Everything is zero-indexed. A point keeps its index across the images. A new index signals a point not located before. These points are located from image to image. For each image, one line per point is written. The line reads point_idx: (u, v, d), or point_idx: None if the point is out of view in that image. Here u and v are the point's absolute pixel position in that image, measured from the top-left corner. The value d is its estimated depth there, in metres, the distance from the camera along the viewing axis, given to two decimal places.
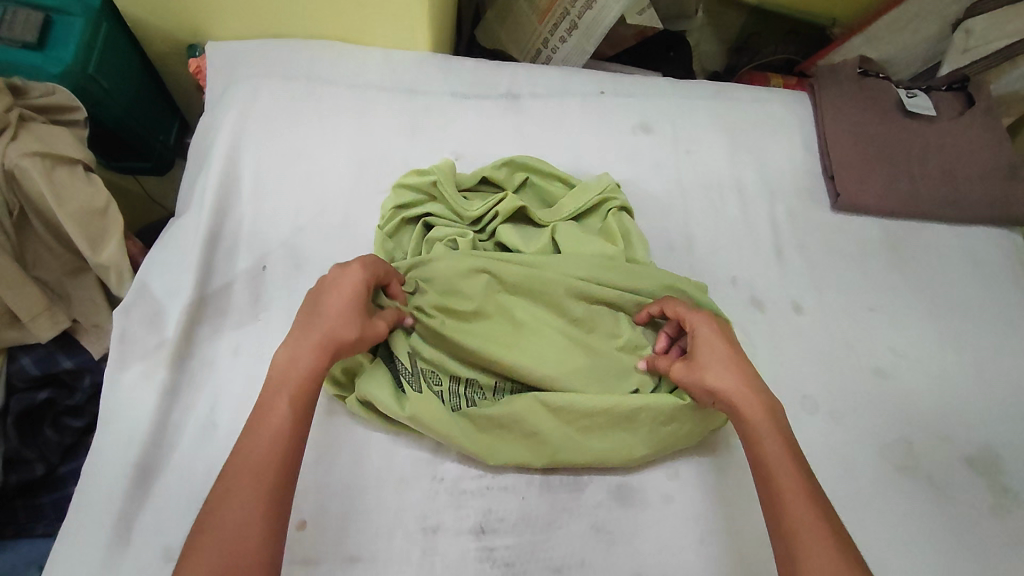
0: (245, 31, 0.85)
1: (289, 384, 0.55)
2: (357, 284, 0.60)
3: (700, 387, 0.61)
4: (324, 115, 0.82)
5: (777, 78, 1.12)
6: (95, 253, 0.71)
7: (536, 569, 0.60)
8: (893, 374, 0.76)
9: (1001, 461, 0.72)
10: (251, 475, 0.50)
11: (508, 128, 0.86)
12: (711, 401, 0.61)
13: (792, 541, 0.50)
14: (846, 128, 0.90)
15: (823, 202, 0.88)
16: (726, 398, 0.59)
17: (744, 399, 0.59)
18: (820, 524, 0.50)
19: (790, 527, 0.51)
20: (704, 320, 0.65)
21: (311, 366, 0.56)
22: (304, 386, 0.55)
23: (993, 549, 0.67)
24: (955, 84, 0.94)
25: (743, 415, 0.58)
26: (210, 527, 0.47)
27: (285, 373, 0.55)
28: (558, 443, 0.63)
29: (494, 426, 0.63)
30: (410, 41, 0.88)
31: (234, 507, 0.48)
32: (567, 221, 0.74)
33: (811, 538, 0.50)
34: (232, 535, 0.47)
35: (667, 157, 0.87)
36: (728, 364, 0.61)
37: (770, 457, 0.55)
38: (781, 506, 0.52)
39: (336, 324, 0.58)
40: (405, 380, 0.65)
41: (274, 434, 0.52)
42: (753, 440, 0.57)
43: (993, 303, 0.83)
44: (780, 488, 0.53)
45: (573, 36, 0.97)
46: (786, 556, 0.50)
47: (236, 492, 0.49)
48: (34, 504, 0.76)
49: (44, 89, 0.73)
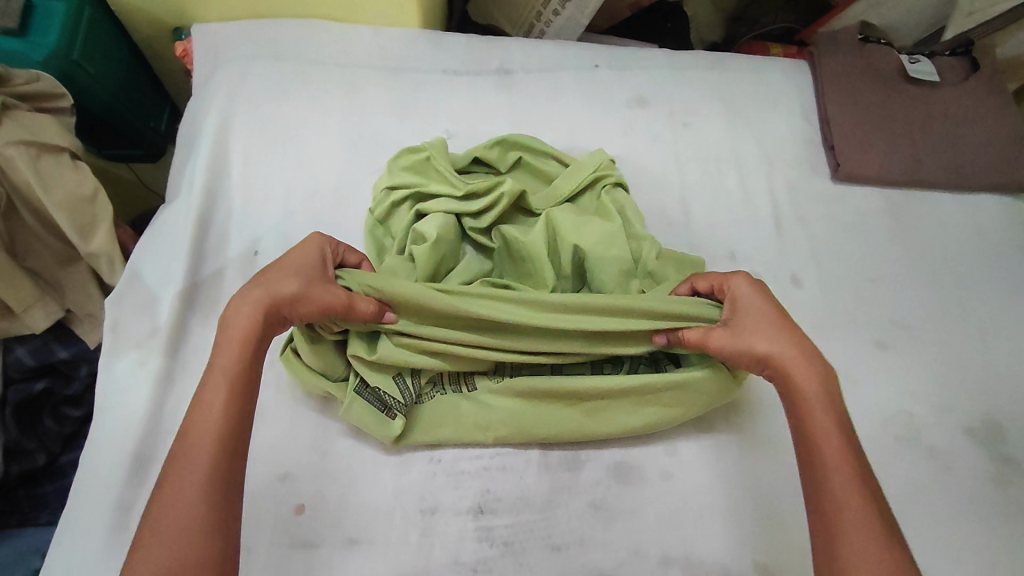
0: (231, 11, 0.83)
1: (223, 359, 0.53)
2: (314, 253, 0.60)
3: (750, 350, 0.58)
4: (312, 95, 0.81)
5: (777, 47, 1.10)
6: (85, 243, 0.71)
7: (535, 548, 0.60)
8: (894, 347, 0.75)
9: (1004, 431, 0.72)
10: (196, 456, 0.48)
11: (501, 103, 0.84)
12: (758, 364, 0.58)
13: (838, 531, 0.49)
14: (845, 96, 0.88)
15: (824, 173, 0.86)
16: (777, 360, 0.57)
17: (801, 370, 0.56)
18: (861, 502, 0.49)
19: (835, 516, 0.49)
20: (744, 281, 0.62)
21: (250, 334, 0.54)
22: (239, 361, 0.53)
23: (995, 518, 0.67)
24: (958, 49, 0.92)
25: (794, 381, 0.56)
26: (157, 519, 0.46)
27: (223, 348, 0.53)
28: (559, 425, 0.63)
29: (499, 419, 0.63)
30: (399, 17, 0.86)
31: (176, 492, 0.47)
32: (563, 207, 0.70)
33: (850, 516, 0.49)
34: (177, 520, 0.45)
35: (663, 131, 0.86)
36: (785, 333, 0.58)
37: (829, 442, 0.52)
38: (823, 482, 0.51)
39: (281, 280, 0.56)
40: (391, 404, 0.62)
41: (211, 415, 0.50)
42: (808, 420, 0.54)
43: (996, 271, 0.82)
44: (832, 473, 0.51)
45: (567, 9, 0.95)
46: (824, 530, 0.49)
47: (179, 480, 0.47)
48: (36, 493, 0.77)
49: (27, 76, 0.71)
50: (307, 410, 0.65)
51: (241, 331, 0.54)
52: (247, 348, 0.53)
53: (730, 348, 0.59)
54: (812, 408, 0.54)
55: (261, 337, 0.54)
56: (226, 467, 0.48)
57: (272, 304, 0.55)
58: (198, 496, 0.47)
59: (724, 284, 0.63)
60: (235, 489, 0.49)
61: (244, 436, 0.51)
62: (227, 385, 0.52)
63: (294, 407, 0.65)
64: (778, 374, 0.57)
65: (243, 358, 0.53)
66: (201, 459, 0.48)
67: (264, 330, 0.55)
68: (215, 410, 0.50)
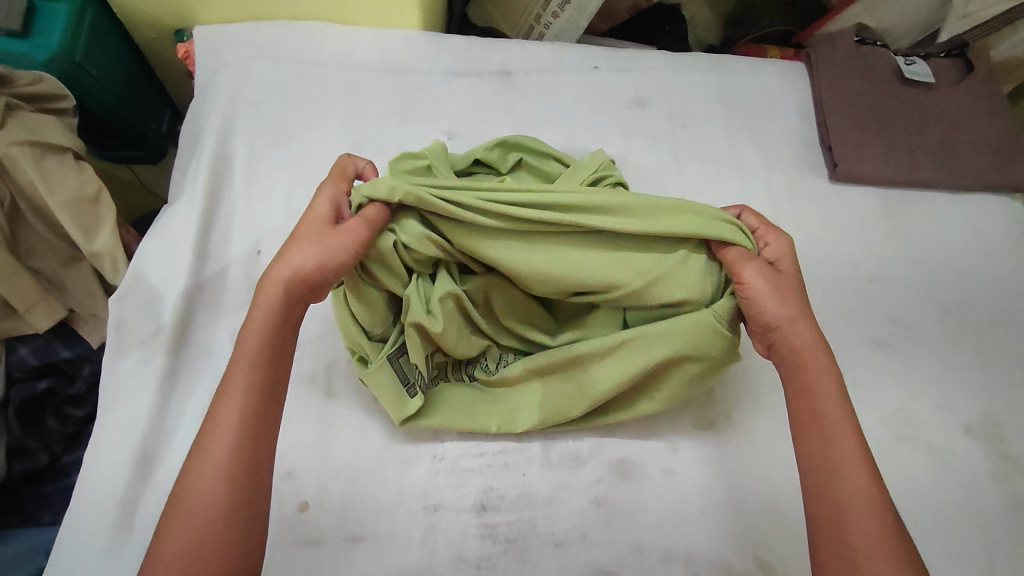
0: (233, 14, 0.84)
1: (246, 345, 0.53)
2: (324, 206, 0.59)
3: (777, 308, 0.57)
4: (314, 96, 0.82)
5: (774, 50, 1.11)
6: (88, 242, 0.71)
7: (539, 545, 0.61)
8: (893, 345, 0.76)
9: (1001, 429, 0.72)
10: (221, 448, 0.48)
11: (502, 104, 0.85)
12: (777, 322, 0.57)
13: (843, 517, 0.49)
14: (842, 98, 0.89)
15: (822, 173, 0.87)
16: (792, 332, 0.57)
17: (811, 350, 0.56)
18: (868, 490, 0.50)
19: (846, 505, 0.50)
20: (784, 242, 0.62)
21: (276, 311, 0.54)
22: (264, 343, 0.53)
23: (993, 515, 0.67)
24: (953, 51, 0.93)
25: (803, 360, 0.56)
26: (182, 508, 0.47)
27: (247, 333, 0.53)
28: (558, 395, 0.63)
29: (507, 403, 0.65)
30: (400, 19, 0.87)
31: (204, 482, 0.47)
32: None
33: (858, 504, 0.49)
34: (208, 509, 0.46)
35: (663, 132, 0.86)
36: (803, 304, 0.58)
37: (835, 431, 0.53)
38: (831, 468, 0.51)
39: (299, 250, 0.55)
40: (414, 383, 0.63)
41: (236, 401, 0.50)
42: (815, 404, 0.54)
43: (992, 270, 0.82)
44: (840, 460, 0.51)
45: (566, 11, 0.96)
46: (831, 516, 0.50)
47: (204, 465, 0.48)
48: (40, 492, 0.77)
49: (30, 77, 0.72)
50: (310, 408, 0.65)
51: (266, 309, 0.54)
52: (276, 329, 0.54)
53: (761, 294, 0.58)
54: (819, 394, 0.55)
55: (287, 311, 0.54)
56: (252, 452, 0.49)
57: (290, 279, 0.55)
58: (223, 481, 0.47)
59: (767, 234, 0.63)
60: (266, 478, 0.50)
61: (272, 423, 0.52)
62: (252, 370, 0.52)
63: (298, 404, 0.65)
64: (789, 348, 0.57)
65: (266, 342, 0.53)
66: (227, 444, 0.48)
67: (290, 306, 0.55)
68: (239, 397, 0.50)
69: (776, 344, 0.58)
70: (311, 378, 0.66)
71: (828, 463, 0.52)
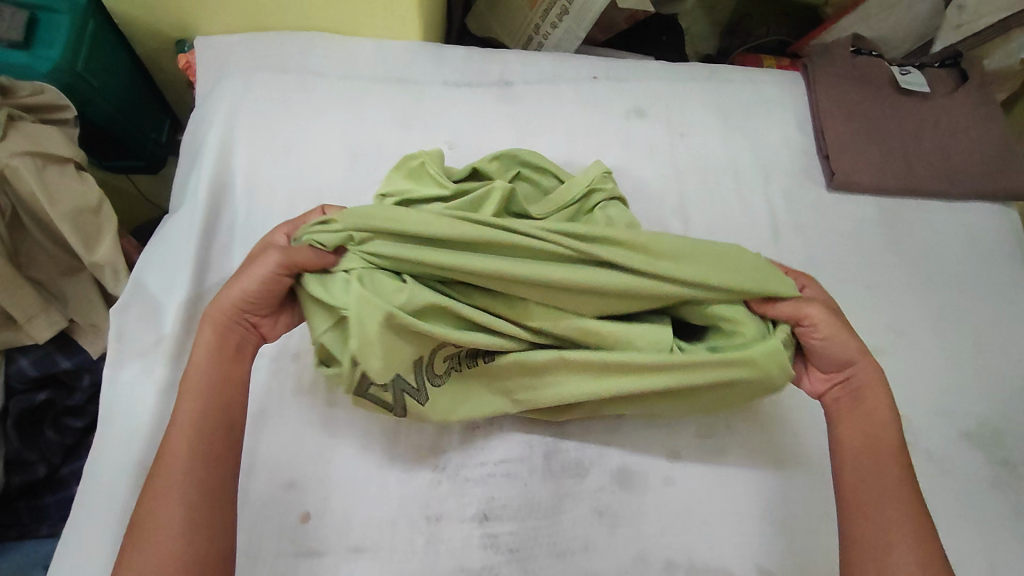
0: (233, 24, 0.84)
1: (192, 379, 0.55)
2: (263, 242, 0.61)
3: (846, 345, 0.59)
4: (315, 106, 0.82)
5: (771, 60, 1.12)
6: (90, 252, 0.71)
7: (541, 554, 0.61)
8: (891, 353, 0.76)
9: (1000, 436, 0.73)
10: (174, 483, 0.51)
11: (503, 115, 0.86)
12: (845, 360, 0.60)
13: (886, 542, 0.52)
14: (839, 107, 0.89)
15: (820, 182, 0.88)
16: (860, 370, 0.59)
17: (876, 390, 0.59)
18: (913, 522, 0.53)
19: (886, 532, 0.53)
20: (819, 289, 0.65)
21: (214, 347, 0.56)
22: (207, 373, 0.56)
23: (992, 521, 0.68)
24: (947, 60, 0.94)
25: (867, 400, 0.59)
26: (142, 537, 0.49)
27: (192, 367, 0.56)
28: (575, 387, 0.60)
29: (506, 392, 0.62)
30: (400, 31, 0.87)
31: (158, 509, 0.50)
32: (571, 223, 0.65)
33: (901, 531, 0.52)
34: (162, 537, 0.49)
35: (662, 141, 0.87)
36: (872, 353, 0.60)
37: (893, 467, 0.55)
38: (880, 494, 0.54)
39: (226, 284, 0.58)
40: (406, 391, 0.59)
41: (186, 426, 0.53)
42: (876, 438, 0.57)
43: (990, 278, 0.83)
44: (891, 487, 0.54)
45: (564, 22, 0.96)
46: (873, 538, 0.53)
47: (160, 489, 0.51)
48: (37, 505, 0.77)
49: (32, 88, 0.72)
50: (312, 416, 0.64)
51: (205, 345, 0.56)
52: (230, 361, 0.57)
53: (834, 332, 0.59)
54: (881, 429, 0.57)
55: (228, 351, 0.57)
56: (205, 474, 0.52)
57: (219, 301, 0.57)
58: (176, 502, 0.50)
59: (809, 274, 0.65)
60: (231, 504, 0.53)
61: (224, 444, 0.54)
62: (196, 398, 0.54)
63: (299, 413, 0.64)
64: (857, 386, 0.60)
65: (212, 374, 0.56)
66: (179, 467, 0.51)
67: (227, 347, 0.57)
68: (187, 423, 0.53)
69: (844, 381, 0.60)
70: (312, 388, 0.66)
71: (874, 488, 0.55)
